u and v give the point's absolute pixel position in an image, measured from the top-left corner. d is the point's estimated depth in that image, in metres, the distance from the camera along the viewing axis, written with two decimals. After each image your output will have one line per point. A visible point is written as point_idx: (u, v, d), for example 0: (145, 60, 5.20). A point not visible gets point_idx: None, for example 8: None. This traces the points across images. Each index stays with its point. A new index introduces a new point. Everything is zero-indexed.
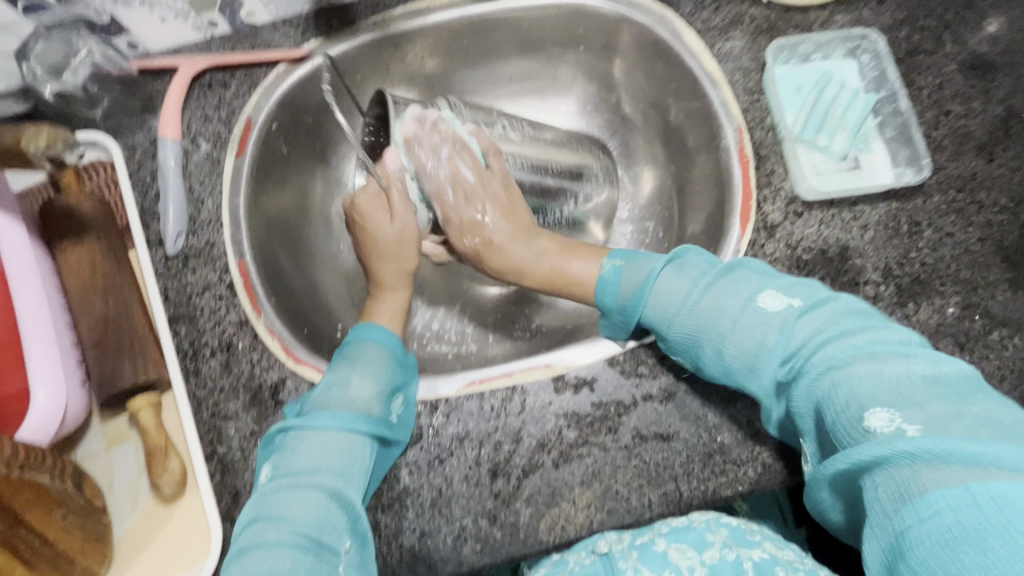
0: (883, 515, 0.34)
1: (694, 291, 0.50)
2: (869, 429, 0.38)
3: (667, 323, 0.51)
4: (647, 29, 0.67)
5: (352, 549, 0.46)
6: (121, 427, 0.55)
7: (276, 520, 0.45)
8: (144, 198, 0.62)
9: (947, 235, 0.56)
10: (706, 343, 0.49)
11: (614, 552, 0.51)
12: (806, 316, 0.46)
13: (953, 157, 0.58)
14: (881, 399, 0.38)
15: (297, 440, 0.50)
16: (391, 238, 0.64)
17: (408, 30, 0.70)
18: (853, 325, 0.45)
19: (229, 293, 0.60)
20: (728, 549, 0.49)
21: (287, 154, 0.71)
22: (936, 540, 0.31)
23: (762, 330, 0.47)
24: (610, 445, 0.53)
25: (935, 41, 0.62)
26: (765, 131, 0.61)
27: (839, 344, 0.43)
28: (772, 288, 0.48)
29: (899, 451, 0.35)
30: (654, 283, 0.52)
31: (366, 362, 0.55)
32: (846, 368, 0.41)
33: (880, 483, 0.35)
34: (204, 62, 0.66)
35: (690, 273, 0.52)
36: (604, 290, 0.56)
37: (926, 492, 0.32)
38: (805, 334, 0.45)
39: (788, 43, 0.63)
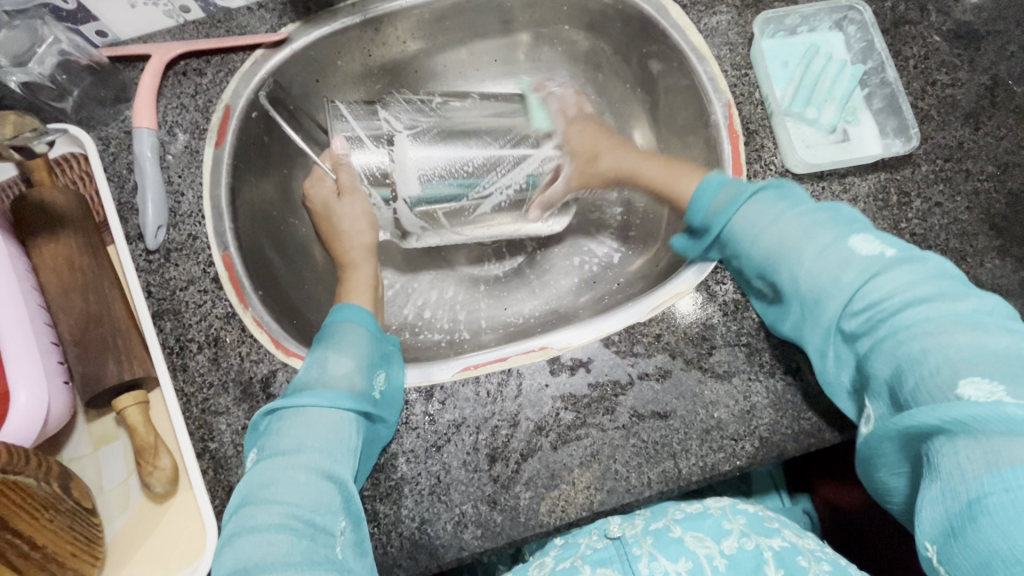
0: (957, 477, 0.38)
1: (780, 222, 0.51)
2: (962, 395, 0.39)
3: (750, 245, 0.52)
4: (632, 5, 0.66)
5: (347, 529, 0.47)
6: (108, 427, 0.54)
7: (266, 504, 0.45)
8: (121, 192, 0.60)
9: (936, 205, 0.57)
10: (785, 270, 0.50)
11: (629, 536, 0.53)
12: (898, 266, 0.46)
13: (940, 127, 0.59)
14: (980, 368, 0.39)
15: (281, 422, 0.49)
16: (351, 217, 0.65)
17: (388, 12, 0.69)
18: (935, 289, 0.45)
19: (214, 286, 0.58)
20: (747, 537, 0.51)
21: (269, 143, 0.70)
22: (1018, 506, 0.35)
23: (842, 269, 0.47)
24: (607, 425, 0.52)
25: (920, 11, 0.62)
26: (754, 106, 0.60)
27: (928, 306, 0.44)
28: (860, 237, 0.48)
29: (995, 418, 0.37)
30: (745, 210, 0.52)
31: (345, 342, 0.55)
32: (935, 330, 0.42)
33: (964, 449, 0.38)
34: (177, 49, 0.64)
35: (782, 203, 0.52)
36: (695, 202, 0.56)
37: (1007, 464, 0.36)
38: (893, 287, 0.45)
39: (774, 16, 0.62)
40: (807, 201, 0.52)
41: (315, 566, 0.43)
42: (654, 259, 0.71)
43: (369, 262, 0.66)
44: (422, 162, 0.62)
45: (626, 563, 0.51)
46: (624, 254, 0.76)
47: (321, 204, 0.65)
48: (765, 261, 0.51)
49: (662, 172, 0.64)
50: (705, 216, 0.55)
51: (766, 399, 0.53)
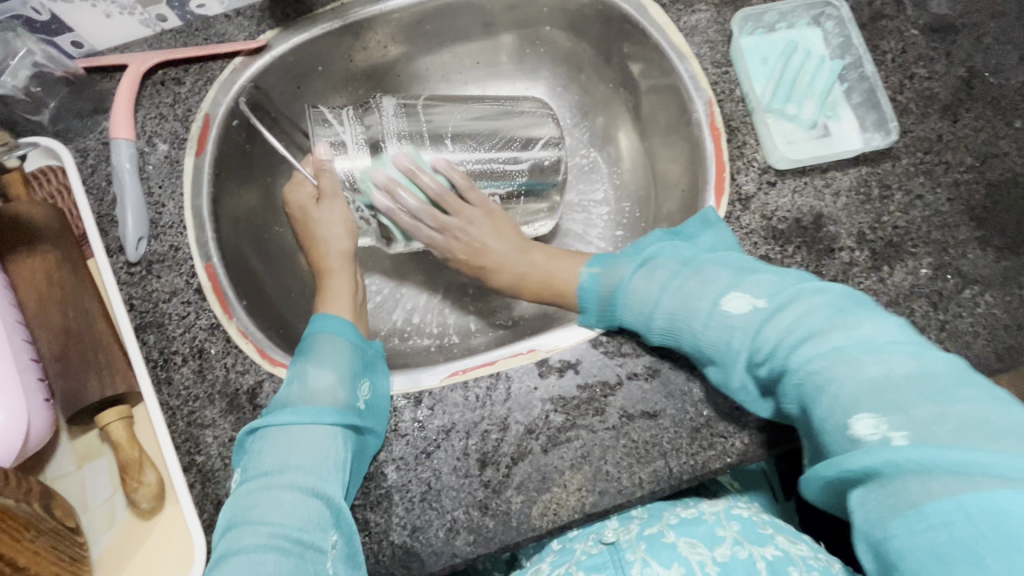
0: (873, 522, 0.37)
1: (664, 292, 0.51)
2: (855, 434, 0.39)
3: (646, 322, 0.52)
4: (611, 6, 0.66)
5: (339, 542, 0.47)
6: (92, 444, 0.53)
7: (252, 526, 0.45)
8: (101, 204, 0.60)
9: (917, 197, 0.57)
10: (685, 339, 0.50)
11: (624, 542, 0.54)
12: (783, 309, 0.46)
13: (919, 120, 0.59)
14: (864, 402, 0.39)
15: (264, 440, 0.49)
16: (326, 224, 0.63)
17: (368, 17, 0.68)
18: (824, 320, 0.44)
19: (197, 297, 0.58)
20: (740, 545, 0.50)
21: (250, 151, 0.69)
22: (930, 552, 0.34)
23: (731, 332, 0.47)
24: (597, 426, 0.52)
25: (896, 6, 0.62)
26: (735, 103, 0.61)
27: (818, 343, 0.43)
28: (744, 287, 0.48)
29: (884, 460, 0.37)
30: (633, 286, 0.53)
31: (326, 353, 0.55)
32: (825, 369, 0.42)
33: (869, 497, 0.38)
34: (154, 59, 0.63)
35: (666, 271, 0.53)
36: (583, 295, 0.57)
37: (918, 506, 0.35)
38: (780, 332, 0.45)
39: (753, 13, 0.62)
40: (688, 261, 0.53)
41: None
42: None
43: (348, 272, 0.63)
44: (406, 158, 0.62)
45: (618, 567, 0.51)
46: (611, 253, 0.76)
47: (298, 209, 0.64)
48: (664, 332, 0.51)
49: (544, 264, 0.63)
50: (596, 301, 0.56)
51: None
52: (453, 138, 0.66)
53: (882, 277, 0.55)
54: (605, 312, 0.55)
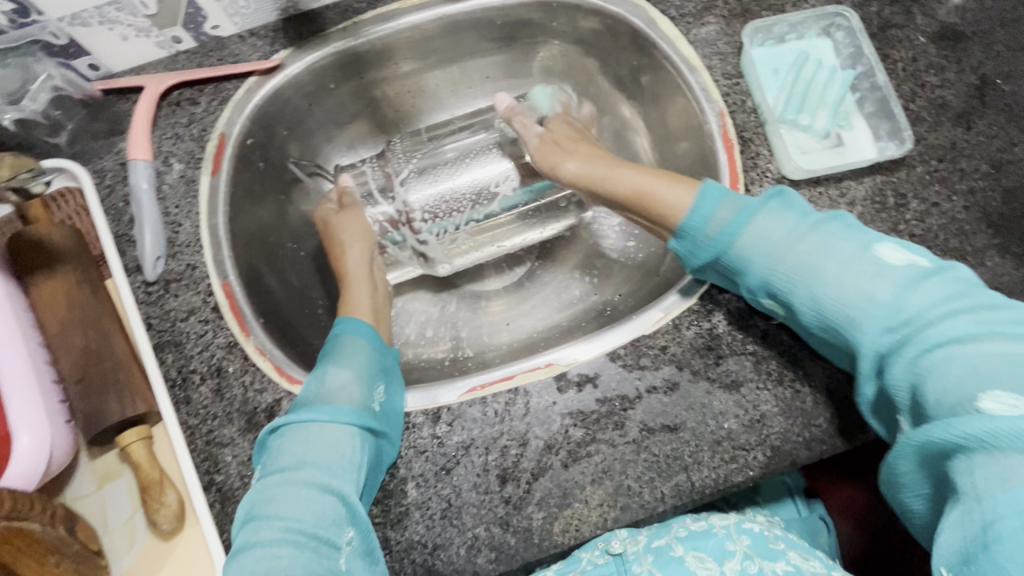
0: (975, 501, 0.36)
1: (793, 233, 0.48)
2: (981, 409, 0.38)
3: (745, 257, 0.49)
4: (621, 20, 0.66)
5: (355, 539, 0.46)
6: (112, 464, 0.53)
7: (269, 519, 0.44)
8: (118, 224, 0.60)
9: (933, 206, 0.57)
10: (802, 289, 0.47)
11: (630, 553, 0.53)
12: (934, 278, 0.44)
13: (932, 128, 0.59)
14: (1002, 381, 0.38)
15: (282, 438, 0.49)
16: (349, 231, 0.65)
17: (379, 35, 0.69)
18: (938, 307, 0.43)
19: (215, 316, 0.58)
20: (749, 559, 0.49)
21: (265, 169, 0.69)
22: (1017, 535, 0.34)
23: (874, 285, 0.44)
24: (618, 440, 0.52)
25: (905, 15, 0.63)
26: (747, 114, 0.61)
27: (964, 318, 0.42)
28: (885, 244, 0.46)
29: (1009, 434, 0.36)
30: (747, 227, 0.49)
31: (345, 354, 0.55)
32: (964, 346, 0.41)
33: (980, 469, 0.36)
34: (170, 80, 0.64)
35: (781, 212, 0.49)
36: (691, 214, 0.52)
37: (1010, 486, 0.35)
38: (922, 303, 0.43)
39: (763, 26, 0.63)
40: (807, 212, 0.49)
41: None
42: (655, 269, 0.71)
43: (368, 281, 0.63)
44: (425, 192, 0.68)
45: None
46: (624, 264, 0.76)
47: (321, 221, 0.67)
48: (760, 272, 0.49)
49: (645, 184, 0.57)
50: (698, 234, 0.52)
51: (775, 407, 0.53)
52: (457, 153, 0.70)
53: None
54: (705, 242, 0.51)
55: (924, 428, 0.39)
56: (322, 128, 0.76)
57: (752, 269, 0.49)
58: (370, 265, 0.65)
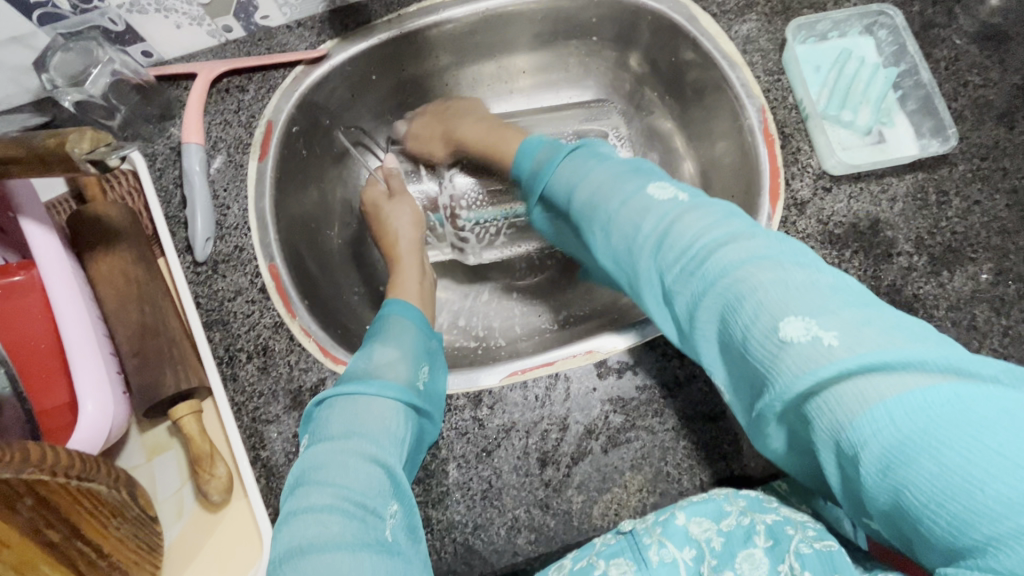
0: (835, 436, 0.33)
1: (591, 180, 0.50)
2: (786, 338, 0.35)
3: (571, 201, 0.52)
4: (662, 16, 0.67)
5: (398, 512, 0.46)
6: (162, 437, 0.55)
7: (320, 485, 0.44)
8: (170, 206, 0.62)
9: (975, 203, 0.57)
10: (602, 231, 0.48)
11: (639, 528, 0.46)
12: (697, 207, 0.44)
13: (974, 127, 0.59)
14: (792, 306, 0.36)
15: (331, 409, 0.49)
16: (401, 221, 0.69)
17: (422, 28, 0.70)
18: (721, 235, 0.41)
19: (262, 296, 0.59)
20: (743, 514, 0.45)
21: (307, 156, 0.71)
22: (876, 466, 0.31)
23: (644, 223, 0.45)
24: (657, 427, 0.53)
25: (948, 15, 0.63)
26: (788, 110, 0.62)
27: (737, 243, 0.40)
28: (657, 185, 0.47)
29: (825, 370, 0.33)
30: (560, 172, 0.53)
31: (391, 335, 0.56)
32: (747, 268, 0.38)
33: (821, 409, 0.34)
34: (220, 67, 0.66)
35: (590, 162, 0.52)
36: (520, 158, 0.60)
37: (858, 415, 0.32)
38: (695, 230, 0.42)
39: (806, 22, 0.63)
40: (612, 160, 0.52)
41: (368, 548, 0.42)
42: None
43: (418, 266, 0.67)
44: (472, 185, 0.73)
45: (637, 554, 0.44)
46: None
47: (372, 205, 0.71)
48: (581, 219, 0.50)
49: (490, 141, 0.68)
50: (530, 177, 0.57)
51: None
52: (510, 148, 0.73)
53: (942, 282, 0.55)
54: (539, 178, 0.56)
55: (766, 396, 0.37)
56: (361, 119, 0.77)
57: (580, 214, 0.50)
58: (420, 256, 0.69)
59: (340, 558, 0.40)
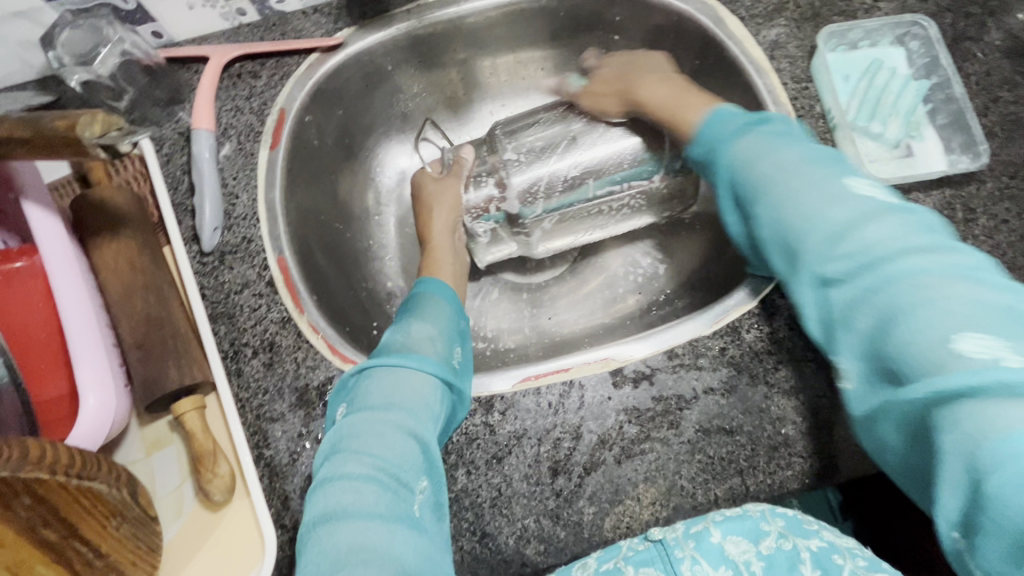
0: (969, 444, 0.34)
1: (776, 158, 0.47)
2: (957, 350, 0.35)
3: (737, 174, 0.49)
4: (688, 17, 0.66)
5: (427, 489, 0.44)
6: (162, 432, 0.53)
7: (356, 454, 0.43)
8: (176, 193, 0.60)
9: (1002, 222, 0.56)
10: (763, 204, 0.46)
11: (671, 538, 0.46)
12: (896, 214, 0.41)
13: (1004, 144, 0.58)
14: (980, 323, 0.35)
15: (368, 378, 0.48)
16: (441, 201, 0.68)
17: (443, 18, 0.68)
18: (924, 245, 0.40)
19: (269, 290, 0.58)
20: (785, 538, 0.45)
21: (319, 146, 0.69)
22: (1016, 483, 0.32)
23: (848, 213, 0.42)
24: (672, 440, 0.52)
25: (980, 28, 0.62)
26: (815, 119, 0.60)
27: (921, 256, 0.39)
28: (861, 179, 0.44)
29: (993, 378, 0.33)
30: (743, 142, 0.49)
31: (428, 313, 0.56)
32: (933, 280, 0.38)
33: (961, 416, 0.34)
34: (234, 51, 0.64)
35: (777, 137, 0.49)
36: (706, 129, 0.53)
37: (1003, 432, 0.33)
38: (884, 236, 0.40)
39: (838, 30, 0.62)
40: (811, 145, 0.48)
41: (401, 522, 0.41)
42: (704, 273, 0.70)
43: (450, 248, 0.67)
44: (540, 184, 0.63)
45: (668, 565, 0.45)
46: (669, 266, 0.75)
47: (417, 184, 0.71)
48: (749, 189, 0.47)
49: (670, 100, 0.59)
50: (709, 141, 0.52)
51: (834, 416, 0.52)
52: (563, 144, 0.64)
53: None
54: (710, 147, 0.52)
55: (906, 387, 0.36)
56: (376, 111, 0.75)
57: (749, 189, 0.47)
58: (453, 237, 0.67)
59: (374, 528, 0.39)
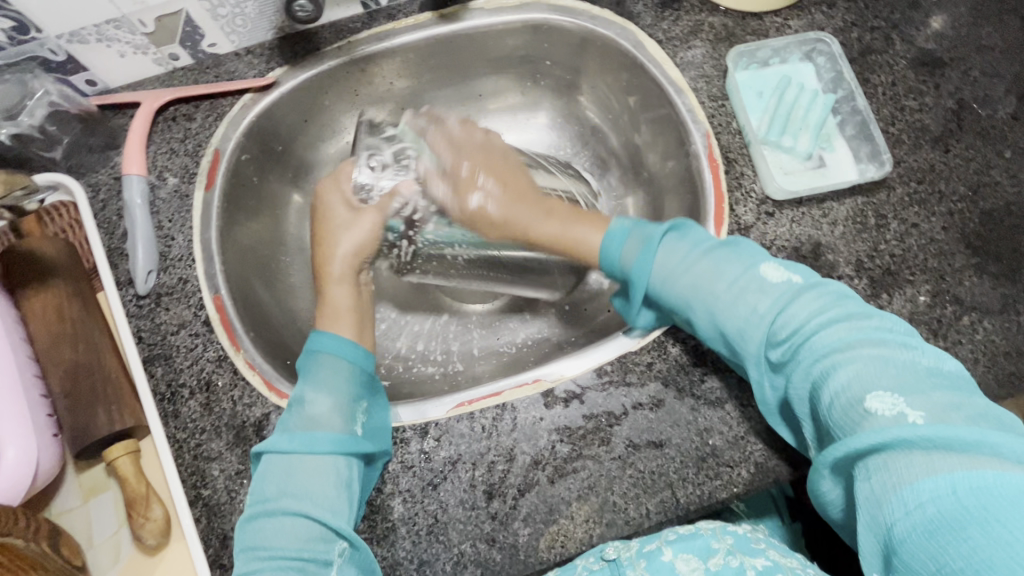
0: (877, 506, 0.38)
1: (691, 262, 0.51)
2: (868, 411, 0.40)
3: (662, 283, 0.52)
4: (610, 42, 0.68)
5: (347, 549, 0.48)
6: (99, 478, 0.53)
7: (258, 549, 0.47)
8: (111, 238, 0.61)
9: (912, 226, 0.58)
10: (699, 308, 0.50)
11: (624, 558, 0.52)
12: (807, 293, 0.48)
13: (911, 150, 0.61)
14: (885, 384, 0.41)
15: (265, 466, 0.50)
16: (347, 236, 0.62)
17: (374, 53, 0.70)
18: (844, 315, 0.46)
19: (205, 329, 0.58)
20: (733, 555, 0.50)
21: (258, 183, 0.70)
22: (924, 528, 0.35)
23: (758, 299, 0.48)
24: (603, 456, 0.53)
25: (885, 40, 0.65)
26: (732, 135, 0.62)
27: (841, 330, 0.45)
28: (771, 264, 0.50)
29: (899, 439, 0.38)
30: (658, 255, 0.53)
31: (322, 376, 0.54)
32: (845, 351, 0.44)
33: (874, 474, 0.39)
34: (166, 96, 0.65)
35: (688, 240, 0.53)
36: (609, 245, 0.55)
37: (914, 481, 0.37)
38: (807, 316, 0.46)
39: (747, 50, 0.64)
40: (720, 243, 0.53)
41: None
42: None
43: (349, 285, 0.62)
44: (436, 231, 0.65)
45: None
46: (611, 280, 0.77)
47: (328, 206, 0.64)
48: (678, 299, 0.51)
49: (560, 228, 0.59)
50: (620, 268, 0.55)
51: (759, 423, 0.53)
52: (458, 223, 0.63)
53: (880, 305, 0.56)
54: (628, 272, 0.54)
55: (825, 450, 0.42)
56: (317, 145, 0.76)
57: (677, 291, 0.51)
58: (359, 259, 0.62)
59: None
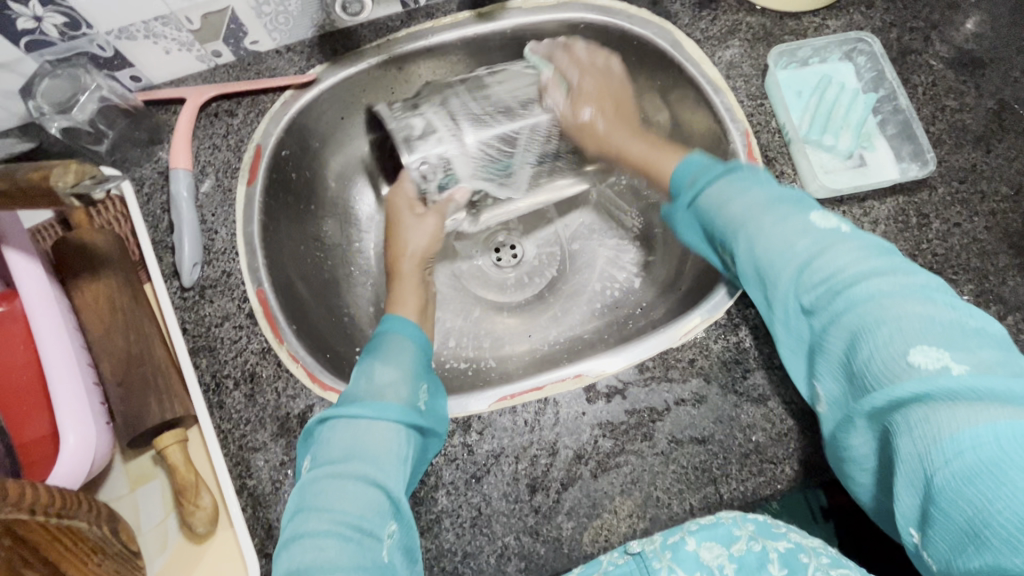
0: (916, 455, 0.37)
1: (739, 200, 0.50)
2: (912, 363, 0.38)
3: (712, 217, 0.52)
4: (647, 41, 0.68)
5: (396, 532, 0.44)
6: (146, 466, 0.54)
7: (318, 510, 0.43)
8: (156, 231, 0.62)
9: (954, 226, 0.58)
10: (742, 239, 0.49)
11: (648, 551, 0.48)
12: (851, 241, 0.45)
13: (952, 150, 0.61)
14: (929, 336, 0.39)
15: (332, 430, 0.47)
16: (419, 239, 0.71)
17: (412, 51, 0.70)
18: (887, 265, 0.43)
19: (249, 322, 0.59)
20: (755, 541, 0.46)
21: (297, 179, 0.71)
22: (963, 476, 0.34)
23: (800, 240, 0.46)
24: (646, 452, 0.53)
25: (924, 40, 0.65)
26: (772, 134, 0.63)
27: (883, 279, 0.42)
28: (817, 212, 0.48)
29: (941, 388, 0.37)
30: (711, 187, 0.52)
31: (391, 353, 0.54)
32: (889, 300, 0.41)
33: (917, 423, 0.37)
34: (210, 92, 0.66)
35: (737, 180, 0.52)
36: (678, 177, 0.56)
37: (955, 432, 0.36)
38: (849, 263, 0.44)
39: (788, 49, 0.64)
40: (767, 184, 0.51)
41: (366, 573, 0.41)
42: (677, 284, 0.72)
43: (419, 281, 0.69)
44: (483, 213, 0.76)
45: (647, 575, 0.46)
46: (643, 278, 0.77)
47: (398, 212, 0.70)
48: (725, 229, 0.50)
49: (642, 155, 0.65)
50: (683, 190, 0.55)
51: (801, 421, 0.53)
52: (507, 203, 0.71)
53: None
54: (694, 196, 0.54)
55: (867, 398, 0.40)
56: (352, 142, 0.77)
57: (722, 223, 0.51)
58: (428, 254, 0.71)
59: None
